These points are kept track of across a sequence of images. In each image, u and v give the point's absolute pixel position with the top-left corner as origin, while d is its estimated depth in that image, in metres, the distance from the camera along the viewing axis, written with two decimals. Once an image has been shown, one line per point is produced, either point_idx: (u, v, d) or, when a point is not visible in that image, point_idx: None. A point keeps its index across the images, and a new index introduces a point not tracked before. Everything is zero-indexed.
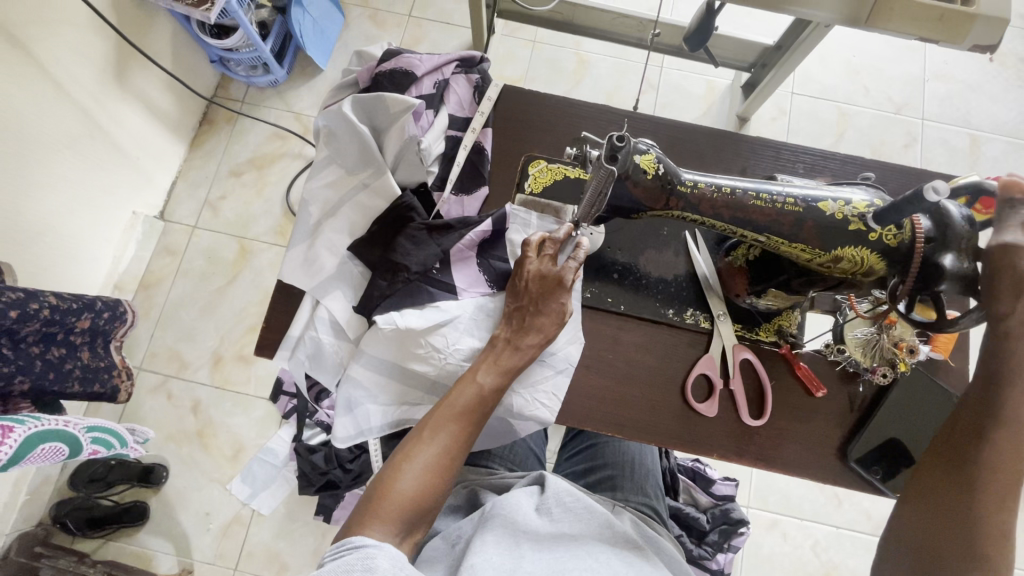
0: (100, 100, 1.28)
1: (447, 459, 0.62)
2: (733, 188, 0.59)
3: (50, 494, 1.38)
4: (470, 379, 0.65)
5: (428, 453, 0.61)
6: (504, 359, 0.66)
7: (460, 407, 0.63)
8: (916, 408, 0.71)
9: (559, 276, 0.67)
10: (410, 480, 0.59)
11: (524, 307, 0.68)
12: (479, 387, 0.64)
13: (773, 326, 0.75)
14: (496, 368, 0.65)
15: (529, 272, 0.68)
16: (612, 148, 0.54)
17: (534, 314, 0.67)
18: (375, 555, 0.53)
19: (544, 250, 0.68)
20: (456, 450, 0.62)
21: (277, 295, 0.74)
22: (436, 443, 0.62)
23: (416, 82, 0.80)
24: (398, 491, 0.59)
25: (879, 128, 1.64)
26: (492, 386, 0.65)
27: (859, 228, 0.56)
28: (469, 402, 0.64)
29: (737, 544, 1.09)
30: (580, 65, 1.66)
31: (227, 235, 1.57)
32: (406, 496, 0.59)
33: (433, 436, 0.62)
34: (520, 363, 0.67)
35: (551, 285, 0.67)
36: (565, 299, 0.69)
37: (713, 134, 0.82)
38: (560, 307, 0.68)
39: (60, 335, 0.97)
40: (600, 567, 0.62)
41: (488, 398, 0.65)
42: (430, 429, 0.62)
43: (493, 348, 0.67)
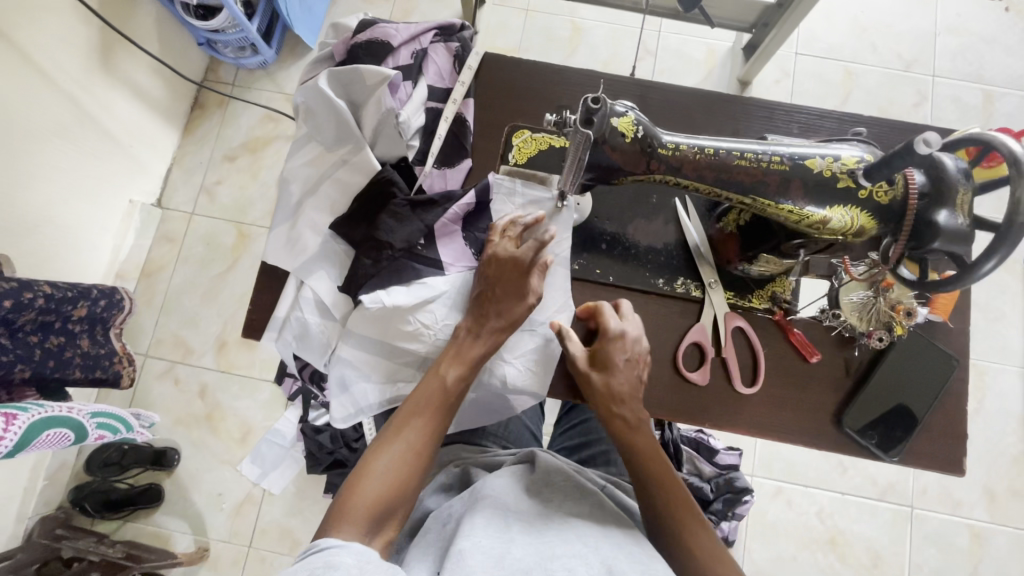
0: (88, 87, 1.27)
1: (414, 454, 0.62)
2: (717, 149, 0.56)
3: (68, 478, 1.42)
4: (433, 373, 0.66)
5: (395, 447, 0.62)
6: (466, 350, 0.67)
7: (422, 401, 0.65)
8: (909, 371, 0.70)
9: (519, 258, 0.67)
10: (379, 474, 0.60)
11: (487, 293, 0.67)
12: (442, 380, 0.65)
13: (766, 292, 0.73)
14: (459, 360, 0.66)
15: (493, 254, 0.68)
16: (587, 111, 0.51)
17: (497, 300, 0.67)
18: (337, 552, 0.52)
19: (509, 233, 0.69)
20: (423, 442, 0.63)
21: (261, 277, 0.74)
22: (403, 438, 0.63)
23: (393, 53, 0.77)
24: (366, 490, 0.59)
25: (888, 87, 1.57)
26: (455, 378, 0.66)
27: (848, 185, 0.54)
28: (431, 396, 0.65)
29: (741, 512, 1.09)
30: (575, 33, 1.61)
31: (224, 220, 1.57)
32: (374, 493, 0.59)
33: (399, 432, 0.63)
34: (484, 352, 0.67)
35: (512, 268, 0.67)
36: (529, 284, 0.68)
37: (705, 96, 0.79)
38: (522, 291, 0.67)
39: (58, 324, 0.98)
40: (588, 553, 0.60)
41: (452, 391, 0.66)
42: (395, 426, 0.63)
43: (455, 341, 0.67)
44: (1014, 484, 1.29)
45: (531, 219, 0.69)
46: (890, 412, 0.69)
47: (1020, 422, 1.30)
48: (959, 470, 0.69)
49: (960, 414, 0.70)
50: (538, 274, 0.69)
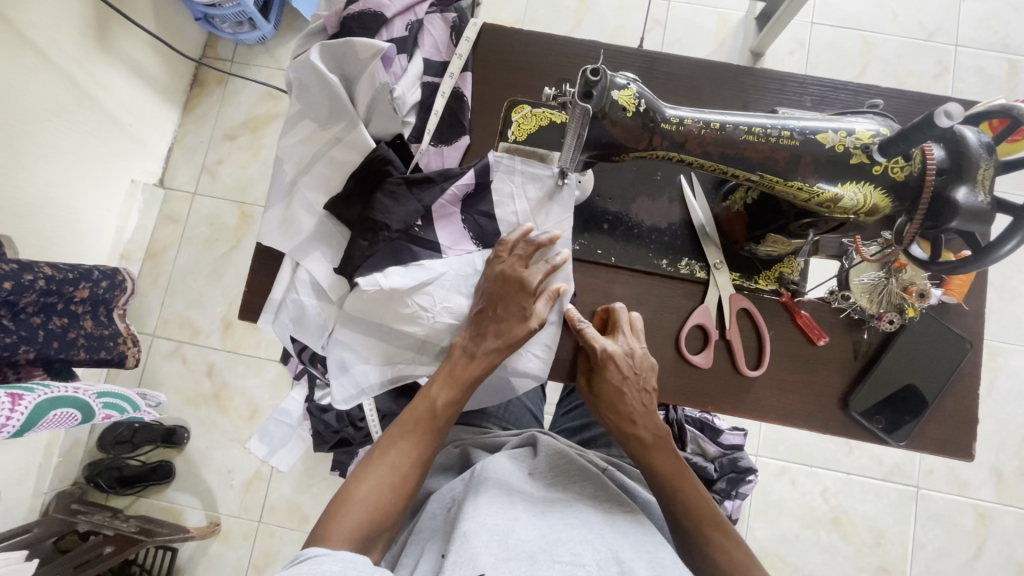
0: (85, 65, 1.25)
1: (399, 477, 0.62)
2: (723, 123, 0.53)
3: (81, 455, 1.45)
4: (424, 395, 0.66)
5: (381, 469, 0.62)
6: (458, 372, 0.66)
7: (410, 422, 0.65)
8: (921, 353, 0.68)
9: (523, 278, 0.65)
10: (364, 495, 0.60)
11: (486, 311, 0.66)
12: (432, 402, 0.65)
13: (773, 273, 0.70)
14: (449, 383, 0.65)
15: (495, 271, 0.66)
16: (585, 85, 0.49)
17: (494, 320, 0.66)
18: (325, 560, 0.52)
19: (516, 250, 0.67)
20: (409, 465, 0.63)
21: (257, 258, 0.73)
22: (389, 459, 0.62)
23: (387, 25, 0.74)
24: (353, 506, 0.59)
25: (908, 57, 1.51)
26: (445, 401, 0.65)
27: (862, 161, 0.50)
28: (419, 418, 0.65)
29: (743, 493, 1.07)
30: (581, 3, 1.55)
31: (226, 200, 1.56)
32: (358, 513, 0.59)
33: (385, 453, 0.63)
34: (476, 374, 0.66)
35: (513, 287, 0.65)
36: (530, 303, 0.66)
37: (713, 67, 0.76)
38: (520, 310, 0.65)
39: (61, 305, 0.98)
40: (594, 538, 0.60)
41: (442, 414, 0.65)
42: (381, 447, 0.63)
43: (450, 360, 0.67)
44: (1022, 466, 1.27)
45: (544, 237, 0.67)
46: (899, 395, 0.68)
47: None
48: (969, 456, 0.68)
49: (972, 401, 0.68)
50: (544, 299, 0.68)
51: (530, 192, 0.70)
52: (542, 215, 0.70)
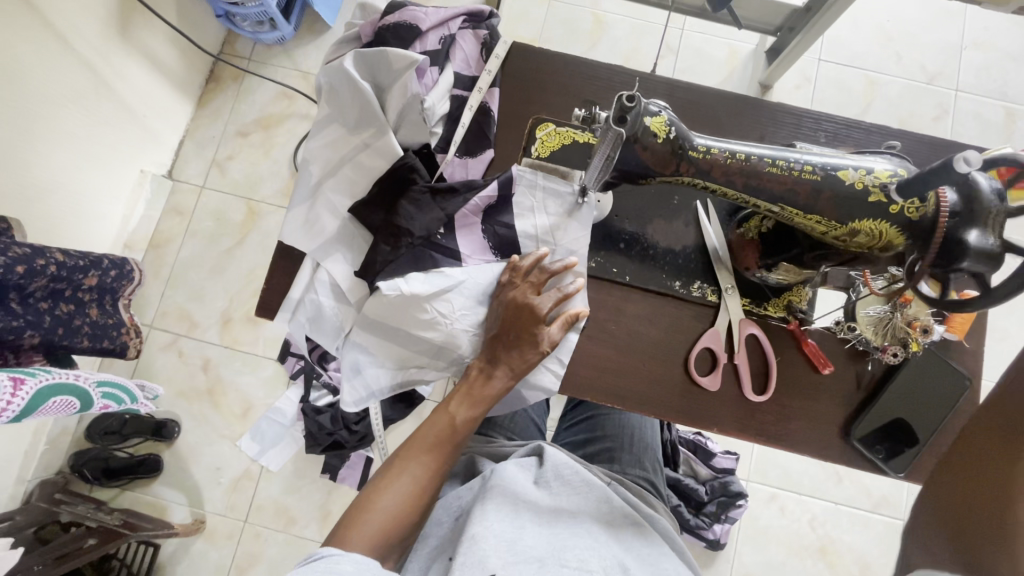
0: (106, 55, 1.26)
1: (418, 490, 0.63)
2: (749, 154, 0.55)
3: (68, 444, 1.43)
4: (443, 410, 0.67)
5: (400, 482, 0.62)
6: (477, 389, 0.67)
7: (431, 437, 0.65)
8: (921, 389, 0.69)
9: (534, 306, 0.66)
10: (384, 505, 0.61)
11: (501, 337, 0.67)
12: (450, 417, 0.66)
13: (782, 302, 0.72)
14: (468, 401, 0.67)
15: (508, 298, 0.68)
16: (621, 110, 0.50)
17: (506, 347, 0.67)
18: (340, 562, 0.55)
19: (528, 277, 0.69)
20: (427, 479, 0.63)
21: (275, 257, 0.74)
22: (408, 473, 0.63)
23: (420, 37, 0.76)
24: (372, 518, 0.60)
25: (909, 99, 1.56)
26: (464, 417, 0.66)
27: (880, 200, 0.53)
28: (439, 434, 0.65)
29: (733, 516, 1.21)
30: (597, 26, 1.59)
31: (235, 196, 1.56)
32: (380, 522, 0.60)
33: (403, 466, 0.63)
34: (493, 393, 0.67)
35: (530, 311, 0.66)
36: (543, 329, 0.67)
37: (731, 99, 0.78)
38: (532, 337, 0.67)
39: (69, 291, 0.98)
40: (599, 546, 0.64)
41: (459, 431, 0.66)
42: (401, 459, 0.64)
43: (467, 379, 0.68)
44: None
45: (561, 265, 0.69)
46: (901, 426, 0.69)
47: None
48: None
49: None
50: (558, 323, 0.68)
51: (551, 208, 0.71)
52: (558, 231, 0.71)
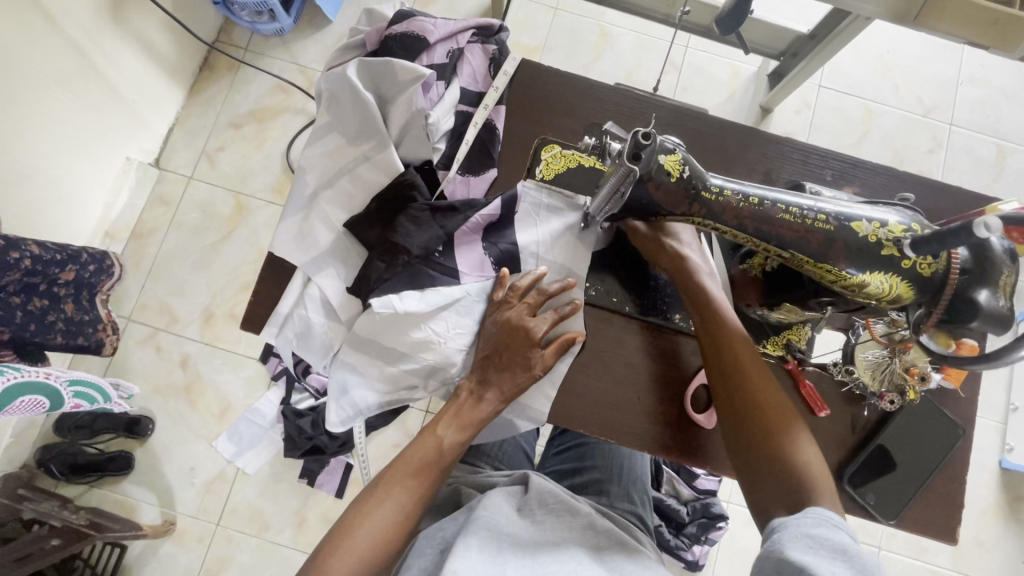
0: (96, 38, 1.21)
1: (402, 517, 0.60)
2: (762, 199, 0.54)
3: (35, 437, 1.37)
4: (430, 433, 0.65)
5: (384, 508, 0.60)
6: (465, 413, 0.65)
7: (417, 462, 0.63)
8: (914, 438, 0.69)
9: (529, 328, 0.65)
10: (367, 532, 0.58)
11: (494, 356, 0.66)
12: (438, 441, 0.64)
13: (781, 340, 0.71)
14: (457, 424, 0.65)
15: (504, 318, 0.66)
16: (635, 145, 0.49)
17: (500, 367, 0.66)
18: None
19: (525, 298, 0.67)
20: (412, 504, 0.61)
21: (265, 267, 0.71)
22: (392, 498, 0.60)
23: (428, 49, 0.76)
24: (356, 543, 0.58)
25: (905, 130, 1.57)
26: (452, 440, 0.64)
27: (892, 253, 0.51)
28: (426, 458, 0.63)
29: (713, 536, 1.19)
30: (601, 38, 1.58)
31: (224, 189, 1.51)
32: (361, 549, 0.57)
33: (387, 492, 0.61)
34: (482, 417, 0.65)
35: (525, 334, 0.65)
36: (537, 353, 0.66)
37: (741, 130, 0.77)
38: (524, 361, 0.65)
39: (43, 286, 0.94)
40: (581, 569, 0.62)
41: (447, 454, 0.64)
42: (384, 483, 0.61)
43: (456, 401, 0.66)
44: (979, 535, 1.30)
45: (559, 286, 0.68)
46: (891, 475, 0.68)
47: (993, 477, 1.31)
48: (953, 540, 0.69)
49: (960, 485, 0.69)
50: (552, 347, 0.67)
51: (553, 225, 0.70)
52: (558, 251, 0.70)
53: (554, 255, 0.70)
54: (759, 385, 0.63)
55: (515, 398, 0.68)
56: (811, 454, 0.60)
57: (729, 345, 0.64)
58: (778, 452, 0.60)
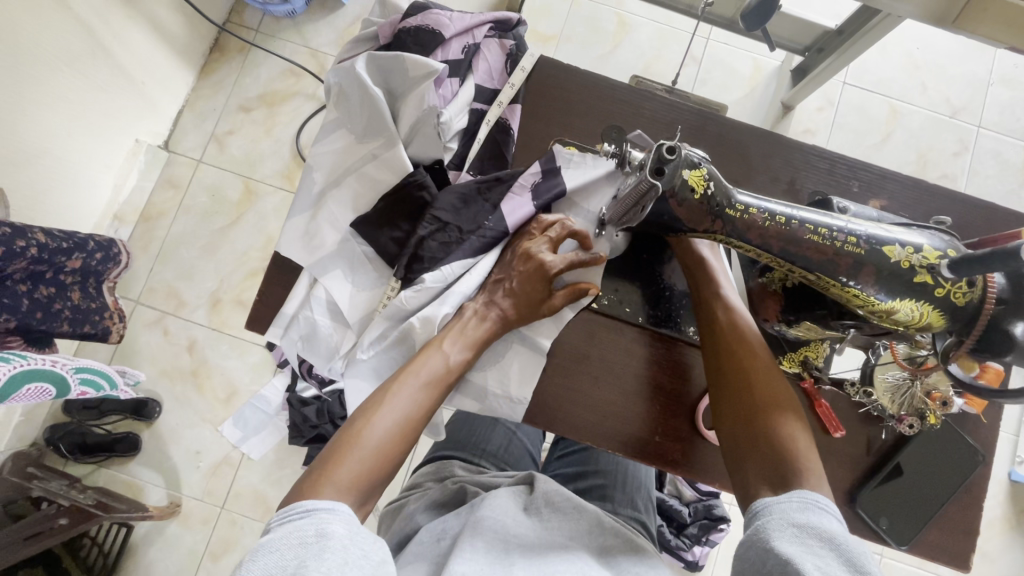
0: (106, 18, 1.19)
1: (408, 426, 0.56)
2: (789, 218, 0.51)
3: (43, 417, 1.38)
4: (436, 348, 0.61)
5: (390, 411, 0.56)
6: (470, 330, 0.63)
7: (425, 374, 0.59)
8: (933, 462, 0.67)
9: (541, 263, 0.64)
10: (373, 437, 0.54)
11: (506, 283, 0.65)
12: (445, 357, 0.61)
13: (797, 356, 0.68)
14: (462, 340, 0.62)
15: (522, 248, 0.66)
16: (659, 159, 0.47)
17: (508, 292, 0.65)
18: (329, 521, 0.46)
19: (547, 232, 0.66)
20: (419, 415, 0.57)
21: (272, 266, 0.69)
22: (400, 401, 0.57)
23: (442, 44, 0.74)
24: (364, 446, 0.53)
25: (930, 131, 1.52)
26: (459, 358, 0.61)
27: (925, 281, 0.49)
28: (434, 372, 0.60)
29: (714, 539, 1.18)
30: (620, 27, 1.53)
31: (233, 173, 1.50)
32: (366, 457, 0.52)
33: (394, 397, 0.57)
34: (486, 335, 0.64)
35: (539, 266, 0.64)
36: (547, 293, 0.65)
37: (766, 136, 0.74)
38: (532, 291, 0.64)
39: (50, 274, 0.94)
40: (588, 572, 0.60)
41: (454, 369, 0.61)
42: (390, 389, 0.57)
43: (460, 319, 0.64)
44: (984, 546, 1.28)
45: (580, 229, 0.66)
46: (905, 498, 0.67)
47: (1002, 488, 1.29)
48: (967, 567, 0.67)
49: (976, 509, 0.67)
50: (563, 292, 0.66)
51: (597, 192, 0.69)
52: (593, 203, 0.69)
53: (594, 214, 0.69)
54: (749, 355, 0.61)
55: (518, 326, 0.67)
56: (797, 436, 0.56)
57: (723, 312, 0.64)
58: (766, 430, 0.57)
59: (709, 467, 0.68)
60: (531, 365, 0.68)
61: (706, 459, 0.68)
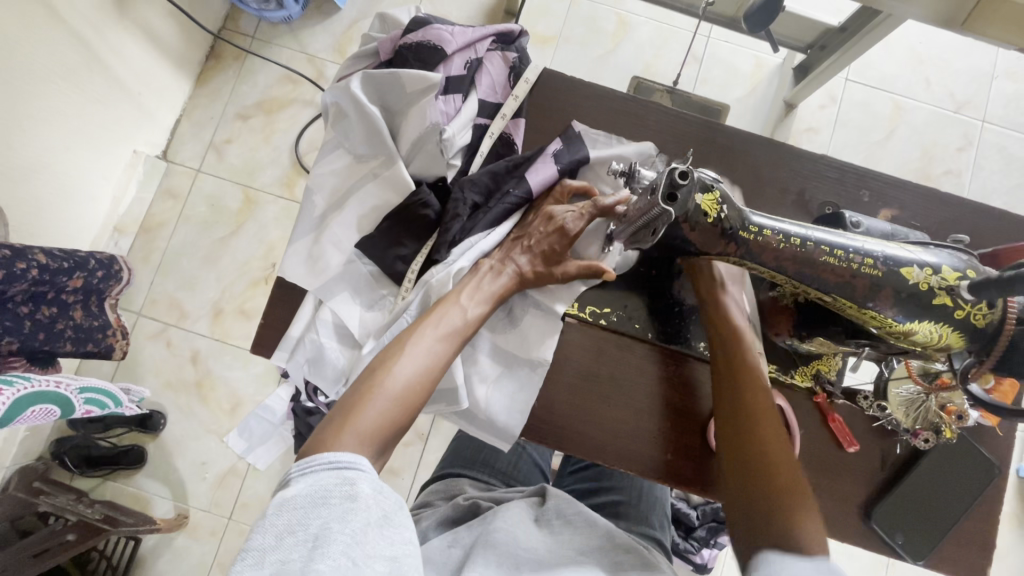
0: (101, 31, 1.18)
1: (421, 381, 0.56)
2: (804, 240, 0.51)
3: (48, 431, 1.37)
4: (453, 301, 0.61)
5: (406, 363, 0.55)
6: (487, 283, 0.63)
7: (443, 326, 0.59)
8: (949, 475, 0.66)
9: (560, 226, 0.64)
10: (387, 389, 0.54)
11: (524, 238, 0.66)
12: (462, 310, 0.61)
13: (810, 370, 0.68)
14: (479, 293, 0.62)
15: (544, 210, 0.67)
16: (671, 185, 0.47)
17: (526, 245, 0.65)
18: (356, 481, 0.45)
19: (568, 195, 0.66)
20: (436, 365, 0.57)
21: (277, 286, 0.68)
22: (414, 353, 0.56)
23: (445, 60, 0.72)
24: (377, 398, 0.53)
25: (934, 126, 1.50)
26: (476, 312, 0.61)
27: (945, 302, 0.48)
28: (453, 325, 0.60)
29: (722, 541, 1.17)
30: (620, 27, 1.51)
31: (232, 182, 1.48)
32: (377, 414, 0.52)
33: (409, 350, 0.56)
34: (502, 290, 0.64)
35: (558, 228, 0.64)
36: (563, 252, 0.65)
37: (773, 147, 0.73)
38: (548, 248, 0.64)
39: (51, 294, 0.93)
40: None
41: (470, 323, 0.61)
42: (404, 344, 0.57)
43: (477, 273, 0.64)
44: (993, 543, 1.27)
45: (613, 201, 0.64)
46: (921, 511, 0.66)
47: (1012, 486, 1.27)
48: None
49: (992, 520, 0.66)
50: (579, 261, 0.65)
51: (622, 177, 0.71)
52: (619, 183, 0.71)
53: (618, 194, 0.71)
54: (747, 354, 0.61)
55: (534, 284, 0.67)
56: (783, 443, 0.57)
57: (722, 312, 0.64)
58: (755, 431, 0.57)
59: (718, 485, 0.67)
60: (545, 331, 0.68)
61: (718, 476, 0.67)
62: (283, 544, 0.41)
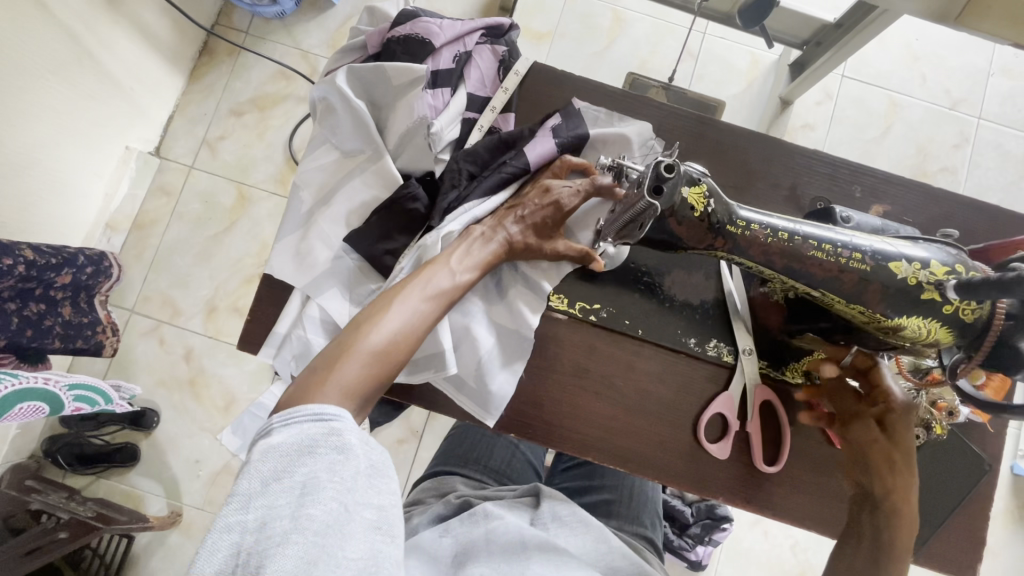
0: (91, 25, 1.17)
1: (405, 340, 0.54)
2: (793, 235, 0.51)
3: (41, 429, 1.36)
4: (443, 262, 0.59)
5: (393, 321, 0.54)
6: (477, 248, 0.61)
7: (433, 288, 0.57)
8: (941, 473, 0.66)
9: (556, 201, 0.63)
10: (371, 344, 0.52)
11: (517, 206, 0.64)
12: (451, 271, 0.59)
13: (801, 367, 0.68)
14: (469, 255, 0.61)
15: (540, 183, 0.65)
16: (657, 178, 0.46)
17: (520, 212, 0.64)
18: (342, 431, 0.45)
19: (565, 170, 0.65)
20: (422, 327, 0.55)
21: (266, 281, 0.68)
22: (402, 312, 0.55)
23: (434, 53, 0.71)
24: (360, 353, 0.51)
25: (930, 123, 1.50)
26: (465, 276, 0.60)
27: (933, 298, 0.48)
28: (442, 288, 0.58)
29: (717, 538, 1.16)
30: (615, 24, 1.50)
31: (225, 178, 1.47)
32: (360, 368, 0.50)
33: (395, 307, 0.55)
34: (492, 254, 0.62)
35: (555, 200, 0.63)
36: (558, 223, 0.64)
37: (764, 142, 0.73)
38: (542, 217, 0.63)
39: (39, 290, 0.92)
40: None
41: (460, 287, 0.59)
42: (390, 301, 0.55)
43: (469, 236, 0.62)
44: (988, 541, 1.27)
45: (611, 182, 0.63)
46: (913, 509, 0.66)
47: (1007, 484, 1.27)
48: None
49: (984, 518, 0.66)
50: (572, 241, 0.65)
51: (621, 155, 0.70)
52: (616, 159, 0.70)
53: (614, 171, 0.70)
54: None
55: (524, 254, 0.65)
56: None
57: None
58: None
59: (712, 483, 0.67)
60: (532, 304, 0.67)
61: (712, 474, 0.67)
62: (268, 491, 0.41)
